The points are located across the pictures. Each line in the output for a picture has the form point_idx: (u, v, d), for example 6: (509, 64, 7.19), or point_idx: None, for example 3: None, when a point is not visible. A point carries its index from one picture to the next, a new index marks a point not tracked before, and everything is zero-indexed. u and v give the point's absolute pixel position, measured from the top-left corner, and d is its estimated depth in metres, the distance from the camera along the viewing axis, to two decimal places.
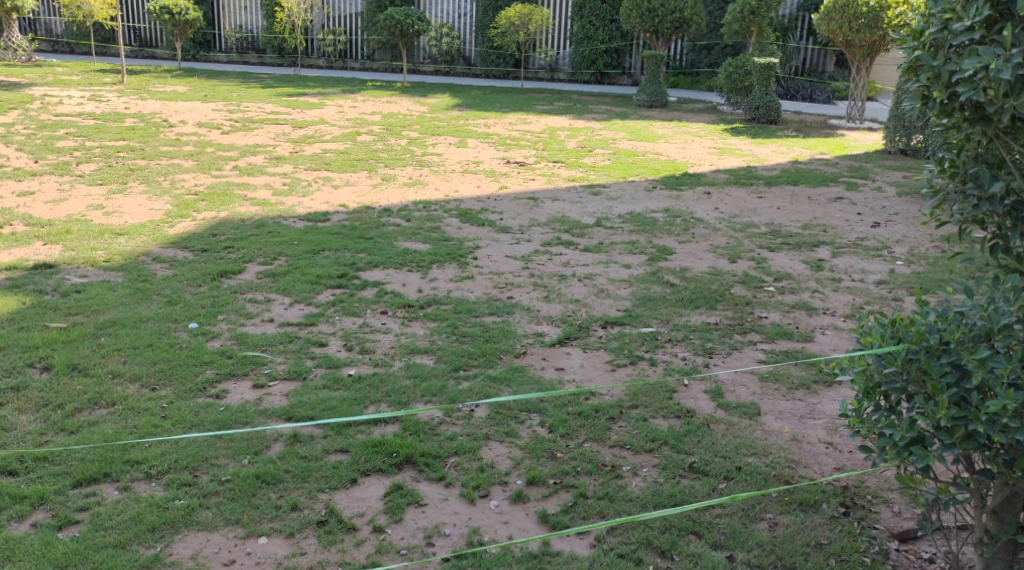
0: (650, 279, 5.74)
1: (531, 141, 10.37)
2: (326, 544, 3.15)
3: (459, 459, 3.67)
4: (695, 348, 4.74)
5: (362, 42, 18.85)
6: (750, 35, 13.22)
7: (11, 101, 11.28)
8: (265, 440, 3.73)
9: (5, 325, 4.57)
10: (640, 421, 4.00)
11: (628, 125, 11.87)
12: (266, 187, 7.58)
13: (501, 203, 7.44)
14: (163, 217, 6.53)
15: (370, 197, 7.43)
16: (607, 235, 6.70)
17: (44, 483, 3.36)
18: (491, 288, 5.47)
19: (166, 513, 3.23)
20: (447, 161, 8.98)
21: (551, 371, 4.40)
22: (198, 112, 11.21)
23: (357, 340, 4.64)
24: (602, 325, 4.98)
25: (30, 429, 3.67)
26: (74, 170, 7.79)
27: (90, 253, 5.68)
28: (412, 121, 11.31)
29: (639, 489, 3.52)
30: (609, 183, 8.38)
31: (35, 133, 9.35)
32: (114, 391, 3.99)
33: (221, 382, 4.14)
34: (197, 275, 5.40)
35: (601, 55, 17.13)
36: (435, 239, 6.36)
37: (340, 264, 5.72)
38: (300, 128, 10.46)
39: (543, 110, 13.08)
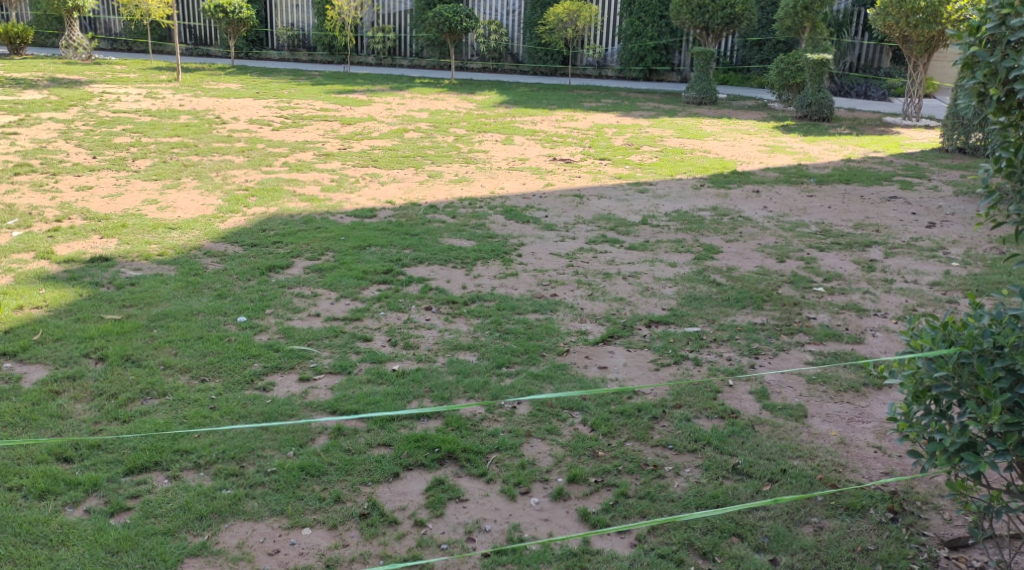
0: (696, 278, 5.69)
1: (578, 139, 10.34)
2: (368, 537, 3.18)
3: (501, 456, 3.68)
4: (741, 348, 4.69)
5: (411, 39, 18.96)
6: (803, 31, 13.01)
7: (71, 99, 11.60)
8: (310, 432, 3.79)
9: (63, 317, 4.71)
10: (684, 421, 3.97)
11: (676, 122, 11.76)
12: (315, 183, 7.69)
13: (547, 201, 7.44)
14: (215, 212, 6.65)
15: (416, 194, 7.48)
16: (653, 233, 6.66)
17: (97, 470, 3.45)
18: (535, 285, 5.47)
19: (213, 502, 3.30)
20: (493, 158, 9.01)
21: (595, 369, 4.39)
22: (250, 109, 11.40)
23: (402, 335, 4.68)
24: (646, 324, 4.96)
25: (85, 418, 3.77)
26: (130, 166, 7.99)
27: (144, 247, 5.81)
28: (459, 119, 11.36)
29: (681, 489, 3.50)
30: (656, 181, 8.32)
31: (93, 129, 9.61)
32: (165, 382, 4.09)
33: (268, 375, 4.22)
34: (246, 269, 5.50)
35: (650, 52, 17.01)
36: (480, 235, 6.38)
37: (385, 260, 5.78)
38: (348, 125, 10.58)
39: (591, 108, 13.03)
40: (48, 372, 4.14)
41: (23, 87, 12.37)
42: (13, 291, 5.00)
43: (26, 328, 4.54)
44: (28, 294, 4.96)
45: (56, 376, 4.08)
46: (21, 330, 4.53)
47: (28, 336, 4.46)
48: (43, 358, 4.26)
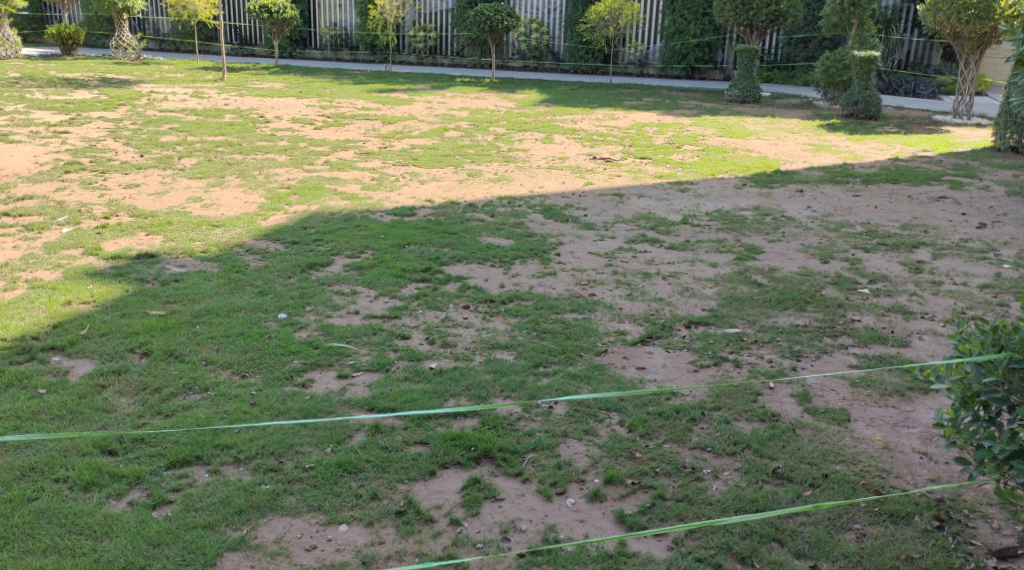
0: (737, 278, 5.62)
1: (619, 137, 10.28)
2: (404, 535, 3.19)
3: (538, 456, 3.67)
4: (783, 350, 4.62)
5: (452, 38, 19.00)
6: (850, 28, 12.77)
7: (120, 98, 11.82)
8: (348, 429, 3.81)
9: (109, 312, 4.80)
10: (723, 424, 3.92)
11: (718, 121, 11.64)
12: (356, 182, 7.74)
13: (586, 200, 7.40)
14: (257, 210, 6.74)
15: (455, 192, 7.50)
16: (694, 232, 6.59)
17: (140, 463, 3.51)
18: (573, 284, 5.44)
19: (252, 497, 3.34)
20: (533, 157, 8.99)
21: (633, 370, 4.35)
22: (293, 108, 11.53)
23: (439, 333, 4.69)
24: (686, 324, 4.91)
25: (129, 412, 3.84)
26: (176, 164, 8.13)
27: (189, 244, 5.90)
28: (500, 117, 11.35)
29: (720, 493, 3.45)
30: (698, 180, 8.24)
31: (141, 128, 9.78)
32: (207, 377, 4.15)
33: (308, 371, 4.25)
34: (287, 266, 5.56)
35: (692, 50, 16.85)
36: (518, 234, 6.37)
37: (424, 258, 5.80)
38: (389, 123, 10.64)
39: (632, 106, 12.94)
40: (94, 366, 4.22)
41: (74, 87, 12.66)
42: (62, 286, 5.11)
43: (74, 323, 4.64)
44: (77, 290, 5.07)
45: (102, 370, 4.17)
46: (69, 325, 4.63)
47: (76, 331, 4.55)
48: (89, 352, 4.35)
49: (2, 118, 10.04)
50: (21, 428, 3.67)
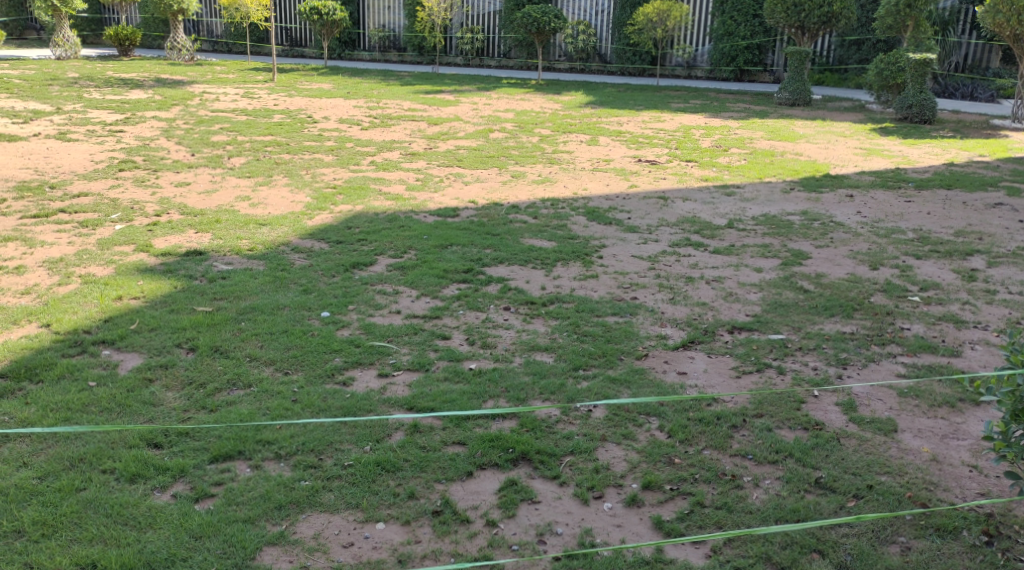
0: (782, 284, 5.53)
1: (665, 140, 10.21)
2: (440, 534, 3.20)
3: (575, 459, 3.65)
4: (828, 357, 4.54)
5: (499, 39, 19.03)
6: (905, 29, 12.51)
7: (174, 98, 12.08)
8: (387, 428, 3.83)
9: (158, 307, 4.90)
10: (765, 431, 3.86)
11: (767, 124, 11.50)
12: (401, 182, 7.80)
13: (630, 202, 7.36)
14: (304, 209, 6.83)
15: (498, 194, 7.51)
16: (739, 236, 6.51)
17: (185, 456, 3.58)
18: (615, 287, 5.41)
19: (292, 492, 3.38)
20: (577, 159, 8.97)
21: (673, 374, 4.31)
22: (340, 109, 11.66)
23: (480, 334, 4.70)
24: (729, 329, 4.85)
25: (175, 406, 3.91)
26: (226, 163, 8.28)
27: (236, 242, 6.00)
28: (545, 119, 11.35)
29: (760, 502, 3.40)
30: (745, 184, 8.13)
31: (193, 127, 9.97)
32: (251, 373, 4.21)
33: (349, 370, 4.29)
34: (331, 265, 5.62)
35: (741, 52, 16.64)
36: (561, 236, 6.36)
37: (466, 259, 5.82)
38: (435, 125, 10.70)
39: (679, 108, 12.83)
40: (142, 360, 4.31)
41: (130, 87, 12.97)
42: (114, 282, 5.23)
43: (124, 318, 4.75)
44: (127, 286, 5.18)
45: (149, 364, 4.26)
46: (119, 319, 4.74)
47: (126, 326, 4.66)
48: (138, 346, 4.44)
49: (61, 117, 10.32)
50: (71, 419, 3.76)
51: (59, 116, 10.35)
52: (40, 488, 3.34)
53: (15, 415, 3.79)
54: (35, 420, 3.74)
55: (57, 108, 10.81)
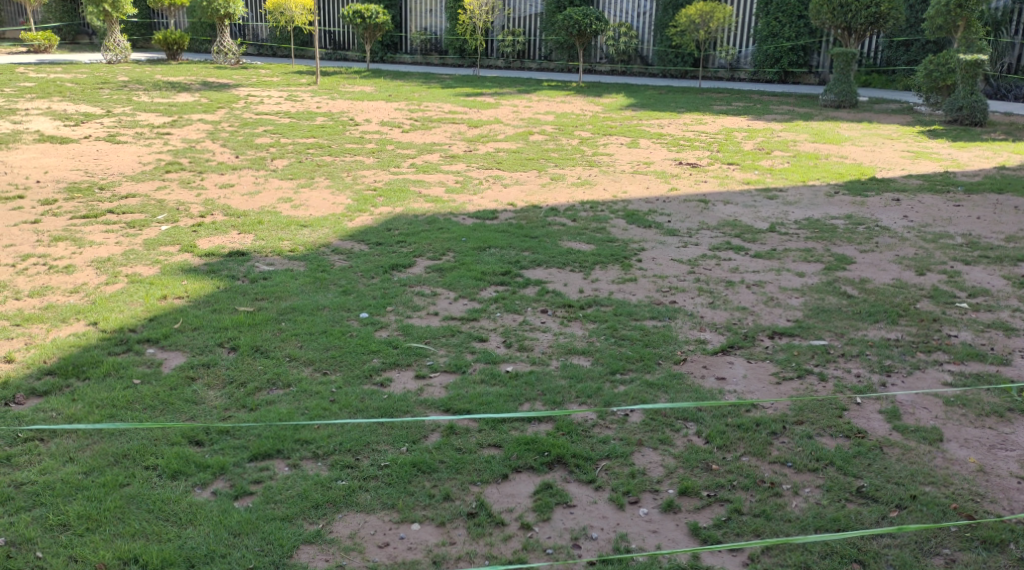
0: (825, 289, 5.44)
1: (706, 142, 10.11)
2: (475, 536, 3.21)
3: (611, 463, 3.63)
4: (872, 364, 4.45)
5: (540, 42, 19.04)
6: (955, 30, 12.26)
7: (219, 101, 12.27)
8: (423, 429, 3.85)
9: (201, 307, 4.98)
10: (805, 438, 3.80)
11: (812, 126, 11.33)
12: (440, 185, 7.82)
13: (670, 205, 7.31)
14: (344, 211, 6.88)
15: (537, 197, 7.50)
16: (781, 240, 6.43)
17: (225, 454, 3.63)
18: (654, 291, 5.37)
19: (329, 491, 3.41)
20: (617, 162, 8.93)
21: (712, 380, 4.27)
22: (381, 111, 11.75)
23: (517, 337, 4.70)
24: (769, 335, 4.78)
25: (216, 404, 3.97)
26: (269, 165, 8.38)
27: (278, 243, 6.07)
28: (585, 121, 11.32)
29: (799, 510, 3.35)
30: (787, 187, 8.02)
31: (237, 130, 10.12)
32: (290, 372, 4.26)
33: (386, 371, 4.32)
34: (370, 267, 5.65)
35: (786, 54, 16.42)
36: (600, 239, 6.33)
37: (504, 261, 5.82)
38: (475, 127, 10.73)
39: (721, 111, 12.71)
40: (185, 359, 4.39)
41: (177, 91, 13.21)
42: (159, 282, 5.33)
43: (168, 317, 4.83)
44: (172, 286, 5.28)
45: (192, 363, 4.33)
46: (164, 318, 4.83)
47: (170, 325, 4.75)
48: (181, 345, 4.52)
49: (110, 120, 10.54)
50: (116, 416, 3.84)
51: (109, 119, 10.58)
52: (85, 483, 3.41)
53: (63, 411, 3.87)
54: (82, 416, 3.82)
55: (107, 111, 11.05)
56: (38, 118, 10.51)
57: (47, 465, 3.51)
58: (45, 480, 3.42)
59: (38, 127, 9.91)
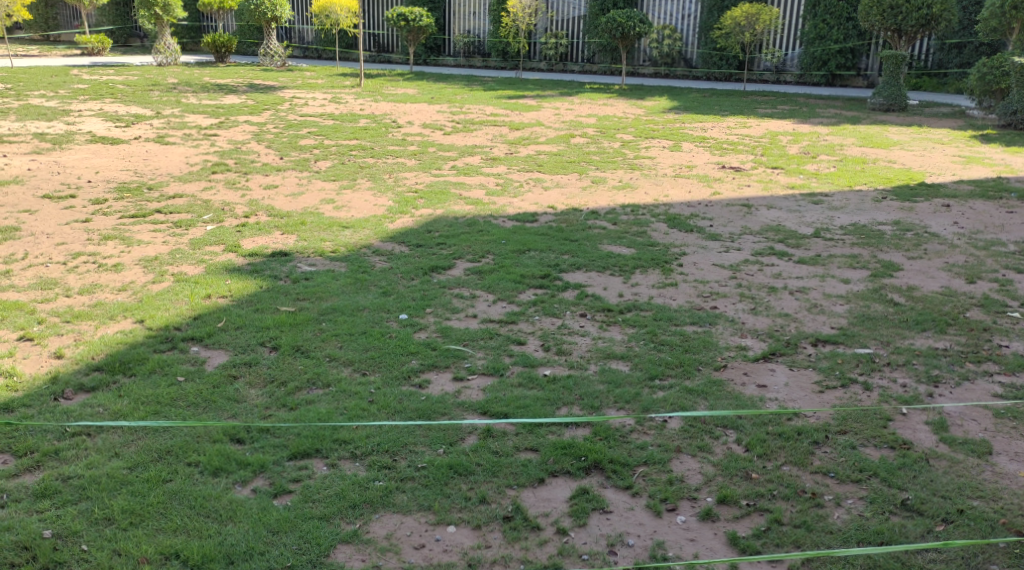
0: (871, 296, 5.34)
1: (750, 146, 9.99)
2: (511, 540, 3.20)
3: (649, 470, 3.60)
4: (918, 374, 4.35)
5: (583, 44, 18.98)
6: (1011, 32, 11.97)
7: (265, 103, 12.44)
8: (460, 431, 3.85)
9: (244, 306, 5.05)
10: (849, 448, 3.73)
11: (860, 130, 11.14)
12: (481, 187, 7.84)
13: (712, 209, 7.23)
14: (385, 213, 6.93)
15: (578, 200, 7.48)
16: (826, 246, 6.32)
17: (265, 452, 3.67)
18: (694, 296, 5.32)
19: (366, 492, 3.42)
20: (659, 165, 8.86)
21: (753, 387, 4.21)
22: (424, 114, 11.82)
23: (555, 341, 4.68)
24: (812, 342, 4.70)
25: (257, 403, 4.02)
26: (313, 167, 8.47)
27: (320, 244, 6.13)
28: (627, 124, 11.26)
29: (842, 522, 3.28)
30: (833, 192, 7.89)
31: (282, 132, 10.25)
32: (330, 373, 4.29)
33: (425, 372, 4.33)
34: (410, 268, 5.68)
35: (834, 56, 16.16)
36: (640, 243, 6.29)
37: (543, 264, 5.81)
38: (517, 130, 10.73)
39: (766, 114, 12.55)
40: (228, 358, 4.45)
41: (224, 92, 13.42)
42: (203, 281, 5.41)
43: (212, 316, 4.91)
44: (216, 285, 5.35)
45: (234, 362, 4.38)
46: (208, 317, 4.90)
47: (213, 324, 4.82)
48: (224, 344, 4.58)
49: (160, 121, 10.75)
50: (160, 413, 3.90)
51: (158, 120, 10.79)
52: (129, 478, 3.47)
53: (109, 407, 3.95)
54: (127, 413, 3.89)
55: (156, 113, 11.27)
56: (90, 119, 10.76)
57: (93, 460, 3.58)
58: (91, 474, 3.49)
59: (91, 128, 10.15)
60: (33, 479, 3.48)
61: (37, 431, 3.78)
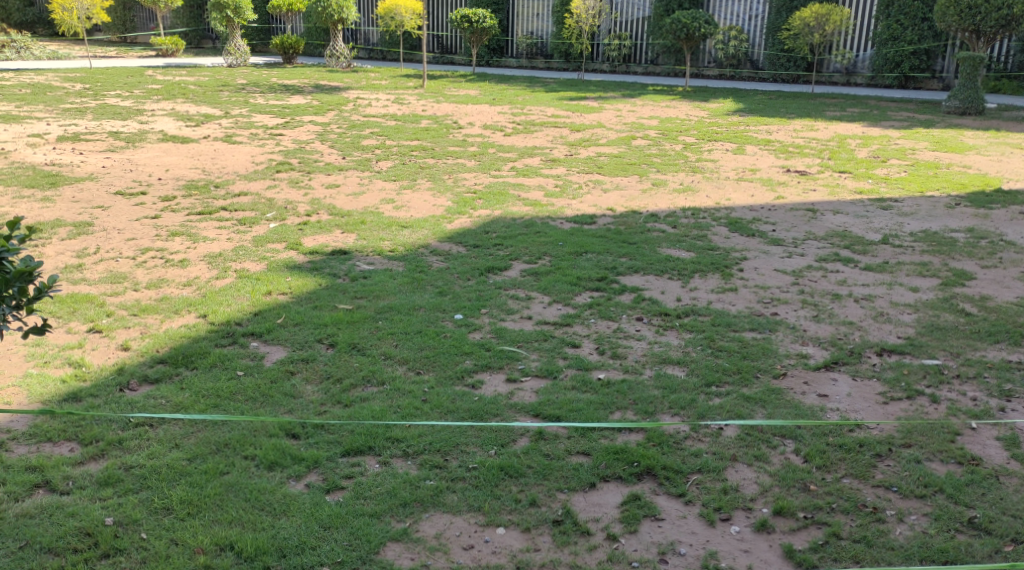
0: (941, 306, 5.16)
1: (817, 149, 9.77)
2: (560, 544, 3.17)
3: (703, 478, 3.53)
4: (990, 388, 4.18)
5: (647, 46, 18.82)
6: None
7: (330, 103, 12.64)
8: (512, 433, 3.84)
9: (303, 303, 5.12)
10: (913, 462, 3.60)
11: (933, 134, 10.78)
12: (539, 188, 7.82)
13: (776, 213, 7.08)
14: (444, 213, 6.96)
15: (637, 202, 7.40)
16: (893, 253, 6.13)
17: (319, 448, 3.71)
18: (755, 302, 5.21)
19: (417, 491, 3.43)
20: (721, 168, 8.72)
21: (813, 397, 4.09)
22: (485, 115, 11.86)
23: (610, 344, 4.63)
24: (877, 351, 4.56)
25: (313, 399, 4.06)
26: (374, 167, 8.56)
27: (378, 243, 6.19)
28: (690, 127, 11.11)
29: (904, 538, 3.17)
30: (903, 197, 7.65)
31: (346, 132, 10.38)
32: (385, 370, 4.32)
33: (478, 372, 4.33)
34: (467, 269, 5.69)
35: (907, 58, 15.69)
36: (700, 247, 6.19)
37: (601, 267, 5.76)
38: (577, 131, 10.69)
39: (834, 117, 12.26)
40: (286, 354, 4.51)
41: (291, 94, 13.67)
42: (265, 278, 5.50)
43: (272, 313, 4.99)
44: (277, 282, 5.44)
45: (292, 357, 4.45)
46: (268, 314, 4.98)
47: (273, 320, 4.90)
48: (283, 340, 4.65)
49: (229, 120, 11.01)
50: (219, 406, 3.97)
51: (227, 120, 11.04)
52: (188, 469, 3.54)
53: (171, 400, 4.04)
54: (188, 405, 3.97)
55: (225, 113, 11.52)
56: (162, 118, 11.07)
57: (154, 450, 3.66)
58: (152, 464, 3.57)
59: (162, 127, 10.42)
60: (97, 467, 3.57)
61: (102, 420, 3.88)
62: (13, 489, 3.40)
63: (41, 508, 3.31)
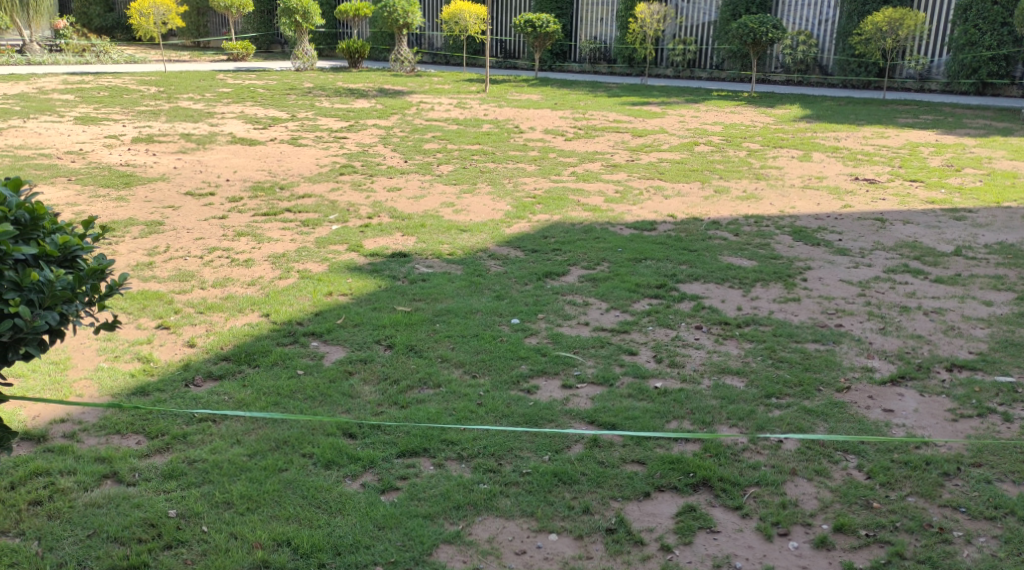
0: (1016, 321, 4.96)
1: (887, 157, 9.52)
2: (612, 553, 3.14)
3: (761, 491, 3.46)
4: None
5: (713, 50, 18.61)
6: None
7: (393, 107, 12.79)
8: (567, 440, 3.81)
9: (363, 304, 5.18)
10: (983, 483, 3.47)
11: (1011, 142, 10.41)
12: (599, 194, 7.77)
13: (842, 223, 6.92)
14: (503, 217, 6.97)
15: (699, 208, 7.31)
16: (966, 265, 5.93)
17: (375, 448, 3.74)
18: (818, 313, 5.09)
19: (470, 494, 3.43)
20: (787, 175, 8.55)
21: (878, 412, 3.98)
22: (547, 119, 11.85)
23: (668, 352, 4.58)
24: (947, 367, 4.41)
25: (369, 399, 4.10)
26: (436, 170, 8.63)
27: (438, 246, 6.24)
28: (754, 133, 10.94)
29: (971, 560, 3.06)
30: (977, 208, 7.40)
31: (408, 135, 10.49)
32: (441, 373, 4.34)
33: (533, 378, 4.32)
34: (525, 273, 5.69)
35: (985, 64, 15.18)
36: (762, 256, 6.08)
37: (660, 274, 5.71)
38: (639, 136, 10.62)
39: (906, 124, 11.92)
40: (345, 354, 4.57)
41: (356, 97, 13.87)
42: (325, 279, 5.59)
43: (332, 313, 5.06)
44: (338, 283, 5.52)
45: (350, 358, 4.50)
46: (328, 314, 5.05)
47: (333, 320, 4.96)
48: (342, 341, 4.70)
49: (295, 123, 11.22)
50: (279, 404, 4.03)
51: (293, 122, 11.25)
52: (248, 465, 3.61)
53: (233, 396, 4.12)
54: (249, 402, 4.05)
55: (292, 116, 11.74)
56: (231, 121, 11.34)
57: (216, 445, 3.74)
58: (214, 459, 3.64)
59: (231, 130, 10.68)
60: (162, 460, 3.66)
61: (168, 414, 3.98)
62: (82, 479, 3.51)
63: (109, 498, 3.41)
